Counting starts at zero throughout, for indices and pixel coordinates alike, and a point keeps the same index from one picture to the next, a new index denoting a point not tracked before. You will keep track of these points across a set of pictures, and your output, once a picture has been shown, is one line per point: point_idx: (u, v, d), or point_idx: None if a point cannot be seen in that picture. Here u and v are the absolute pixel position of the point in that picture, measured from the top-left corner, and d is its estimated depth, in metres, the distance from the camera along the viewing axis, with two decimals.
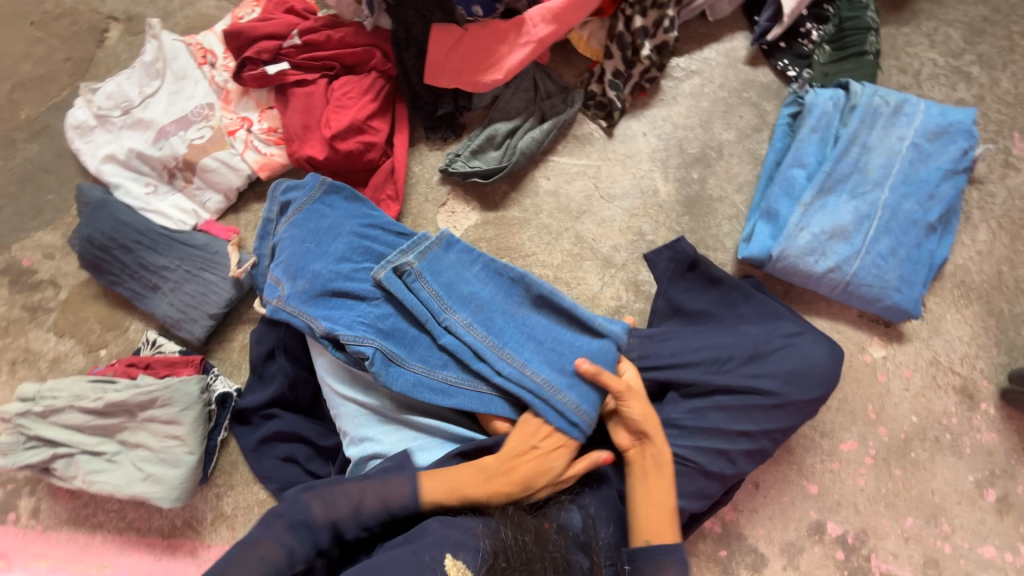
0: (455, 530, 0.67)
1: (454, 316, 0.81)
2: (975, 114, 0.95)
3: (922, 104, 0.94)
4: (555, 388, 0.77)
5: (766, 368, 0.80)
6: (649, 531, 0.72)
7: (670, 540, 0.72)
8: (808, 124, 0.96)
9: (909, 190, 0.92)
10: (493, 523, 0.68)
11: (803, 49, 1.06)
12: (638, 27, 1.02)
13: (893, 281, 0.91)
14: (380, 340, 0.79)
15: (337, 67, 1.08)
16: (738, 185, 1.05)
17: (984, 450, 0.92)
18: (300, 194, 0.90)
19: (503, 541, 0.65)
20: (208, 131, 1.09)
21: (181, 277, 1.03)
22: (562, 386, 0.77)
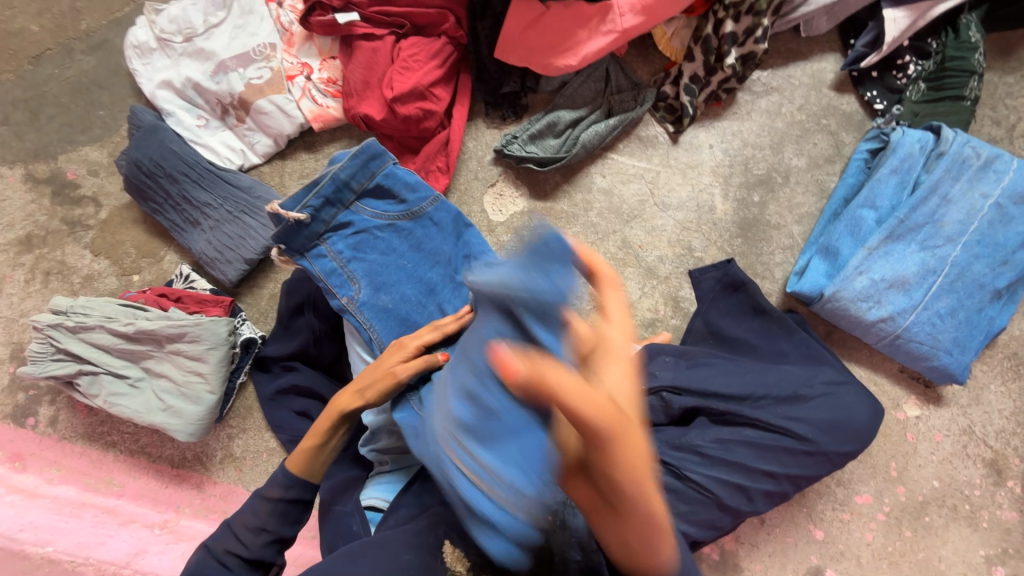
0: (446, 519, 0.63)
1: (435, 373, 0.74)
2: None
3: (1016, 163, 0.89)
4: (468, 446, 0.42)
5: (803, 410, 0.77)
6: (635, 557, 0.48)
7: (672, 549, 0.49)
8: (890, 164, 0.91)
9: (982, 250, 0.88)
10: None
11: (896, 83, 1.00)
12: (728, 33, 0.97)
13: (945, 342, 0.88)
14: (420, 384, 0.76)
15: (407, 26, 1.04)
16: (799, 216, 1.01)
17: (1001, 527, 0.90)
18: (409, 196, 0.86)
19: None
20: (267, 72, 1.06)
21: (222, 217, 1.02)
22: (468, 440, 0.42)
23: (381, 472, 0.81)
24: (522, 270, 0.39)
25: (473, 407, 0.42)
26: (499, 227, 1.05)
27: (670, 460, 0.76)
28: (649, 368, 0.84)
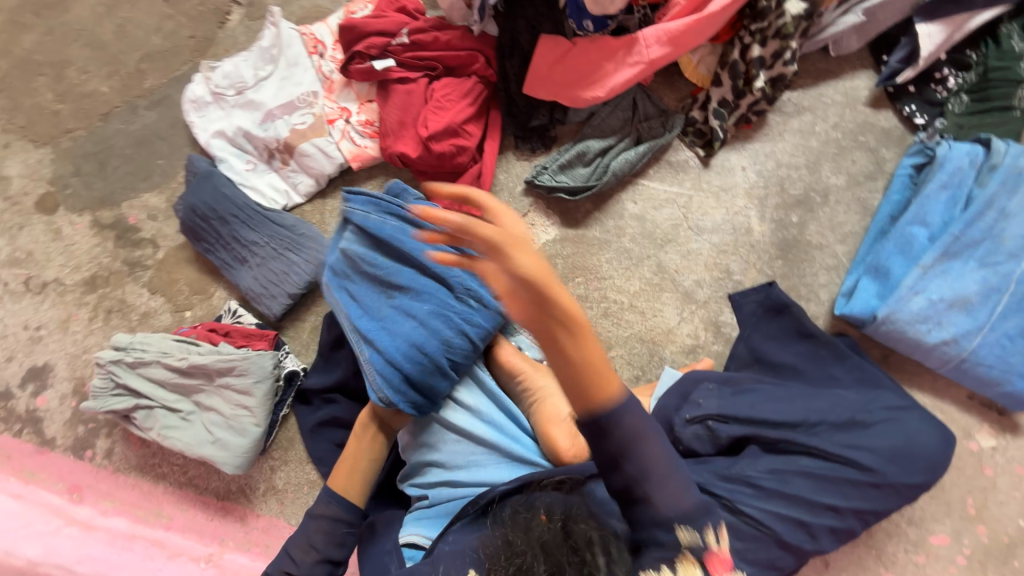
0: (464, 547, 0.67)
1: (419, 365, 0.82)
2: None
3: None
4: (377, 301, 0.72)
5: (866, 441, 0.72)
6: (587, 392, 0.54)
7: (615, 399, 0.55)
8: (938, 179, 0.88)
9: None
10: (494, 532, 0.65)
11: (935, 96, 0.98)
12: (755, 57, 0.97)
13: (1018, 365, 0.82)
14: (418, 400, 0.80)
15: (439, 68, 1.09)
16: (842, 235, 0.98)
17: None
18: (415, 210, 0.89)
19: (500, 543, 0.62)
20: (310, 118, 1.13)
21: (267, 254, 1.07)
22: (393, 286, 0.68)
23: (421, 506, 0.80)
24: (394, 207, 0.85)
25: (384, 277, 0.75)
26: None
27: (721, 492, 0.72)
28: (693, 396, 0.82)
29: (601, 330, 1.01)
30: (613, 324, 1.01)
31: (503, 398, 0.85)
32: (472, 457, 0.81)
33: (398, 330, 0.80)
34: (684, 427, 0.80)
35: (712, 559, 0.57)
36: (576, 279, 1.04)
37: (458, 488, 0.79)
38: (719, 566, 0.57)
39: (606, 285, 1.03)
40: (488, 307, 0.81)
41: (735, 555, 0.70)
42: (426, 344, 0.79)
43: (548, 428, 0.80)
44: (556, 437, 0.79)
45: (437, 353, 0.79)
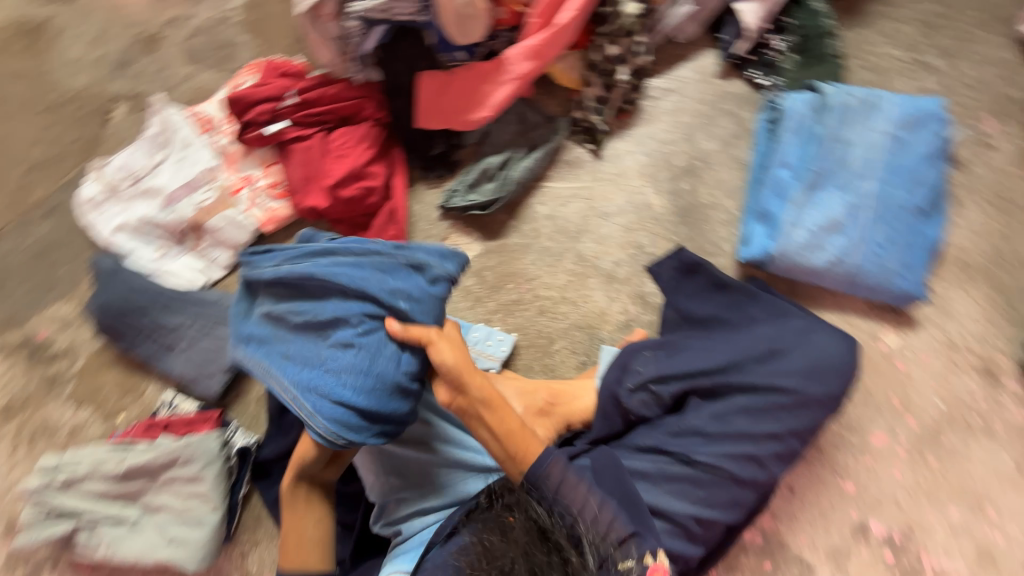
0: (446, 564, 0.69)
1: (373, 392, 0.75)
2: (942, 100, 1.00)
3: (892, 97, 0.98)
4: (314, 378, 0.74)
5: (785, 365, 0.79)
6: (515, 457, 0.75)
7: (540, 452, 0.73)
8: (787, 127, 1.00)
9: (897, 176, 0.95)
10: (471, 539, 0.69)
11: (769, 58, 1.11)
12: (613, 55, 1.09)
13: (894, 267, 0.93)
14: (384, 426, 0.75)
15: (333, 121, 1.14)
16: (729, 191, 1.08)
17: (1017, 428, 0.90)
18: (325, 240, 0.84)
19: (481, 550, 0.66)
20: (213, 193, 1.13)
21: (195, 335, 1.04)
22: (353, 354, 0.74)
23: (399, 543, 0.80)
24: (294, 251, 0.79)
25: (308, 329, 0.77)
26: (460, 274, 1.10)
27: (676, 449, 0.77)
28: (632, 365, 0.86)
29: (541, 328, 1.05)
30: (550, 319, 1.05)
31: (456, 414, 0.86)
32: (442, 481, 0.82)
33: (348, 372, 0.73)
34: (629, 395, 0.84)
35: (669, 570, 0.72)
36: (509, 287, 1.08)
37: (431, 513, 0.80)
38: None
39: (535, 285, 1.07)
40: (428, 295, 0.77)
41: (701, 504, 0.76)
42: (376, 364, 0.74)
43: None
44: None
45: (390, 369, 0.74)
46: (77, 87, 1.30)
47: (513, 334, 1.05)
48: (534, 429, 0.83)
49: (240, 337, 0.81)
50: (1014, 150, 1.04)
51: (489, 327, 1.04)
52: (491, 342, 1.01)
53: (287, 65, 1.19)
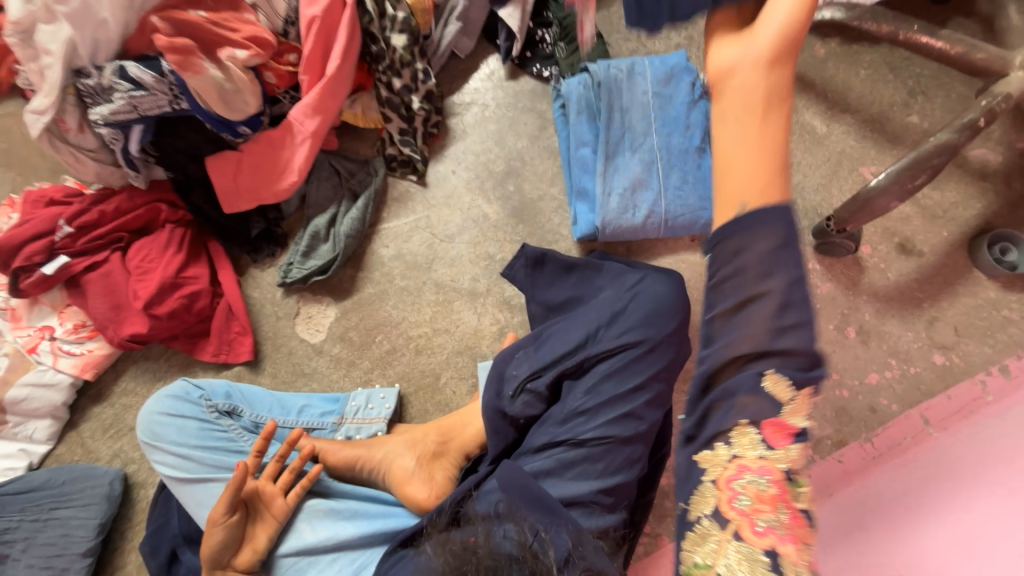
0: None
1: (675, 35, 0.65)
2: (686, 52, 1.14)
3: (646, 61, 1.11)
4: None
5: (629, 322, 0.86)
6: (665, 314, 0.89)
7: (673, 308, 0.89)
8: (574, 111, 1.09)
9: (672, 127, 1.08)
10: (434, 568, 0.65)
11: (546, 52, 1.21)
12: (400, 88, 1.09)
13: (696, 203, 1.04)
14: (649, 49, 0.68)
15: (126, 236, 1.02)
16: (550, 179, 1.16)
17: (829, 299, 1.07)
18: None
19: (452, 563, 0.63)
20: (2, 361, 0.96)
21: (30, 530, 0.88)
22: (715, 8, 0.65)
23: None
24: None
25: None
26: (325, 343, 1.04)
27: (566, 436, 0.80)
28: (508, 372, 0.88)
29: (423, 367, 1.03)
30: (430, 355, 1.04)
31: (356, 489, 0.86)
32: (356, 564, 0.79)
33: None
34: (512, 404, 0.86)
35: (774, 425, 0.43)
36: (377, 338, 1.05)
37: None
38: (783, 438, 0.43)
39: (406, 328, 1.06)
40: None
41: (605, 476, 0.79)
42: None
43: (404, 489, 0.81)
44: (415, 494, 0.81)
45: None
46: None
47: (398, 384, 1.02)
48: (433, 475, 0.83)
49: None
50: None
51: (370, 388, 0.99)
52: (374, 404, 0.95)
53: (51, 190, 1.04)
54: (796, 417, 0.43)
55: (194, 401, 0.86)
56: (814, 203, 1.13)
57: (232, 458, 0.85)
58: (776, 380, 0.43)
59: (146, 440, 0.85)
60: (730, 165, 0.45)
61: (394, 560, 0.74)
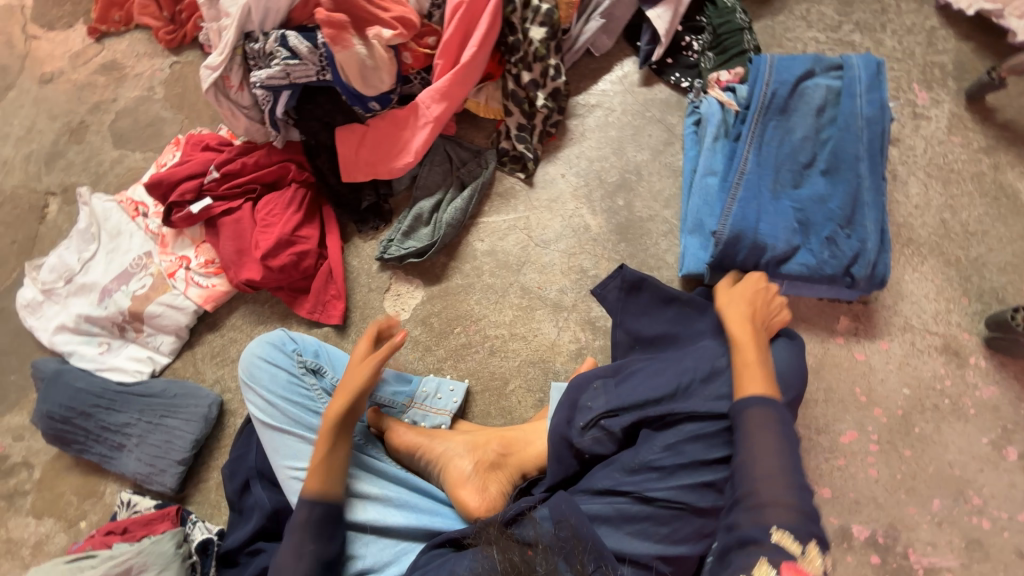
0: None
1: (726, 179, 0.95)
2: (881, 60, 0.93)
3: (820, 80, 0.93)
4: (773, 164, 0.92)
5: (728, 384, 0.78)
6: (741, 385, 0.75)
7: (760, 395, 0.72)
8: (710, 133, 0.98)
9: (829, 162, 0.90)
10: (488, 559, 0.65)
11: (689, 60, 1.10)
12: (528, 82, 1.06)
13: (840, 260, 0.87)
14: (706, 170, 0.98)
15: (258, 188, 1.12)
16: (665, 201, 1.06)
17: (989, 406, 0.87)
18: (861, 102, 0.90)
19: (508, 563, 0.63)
20: (148, 279, 1.11)
21: (143, 429, 1.03)
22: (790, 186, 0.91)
23: None
24: (882, 125, 0.90)
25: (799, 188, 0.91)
26: (407, 322, 1.07)
27: (631, 487, 0.74)
28: (581, 402, 0.84)
29: (493, 369, 1.02)
30: (502, 358, 1.02)
31: (409, 478, 0.86)
32: (397, 549, 0.81)
33: (787, 134, 0.93)
34: (581, 436, 0.81)
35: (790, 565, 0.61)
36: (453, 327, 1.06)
37: None
38: None
39: (482, 324, 1.05)
40: (840, 220, 0.88)
41: (667, 543, 0.72)
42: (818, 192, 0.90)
43: (456, 492, 0.80)
44: (466, 499, 0.80)
45: (811, 200, 0.90)
46: (9, 188, 1.32)
47: (466, 380, 1.02)
48: (487, 486, 0.81)
49: (765, 110, 0.93)
50: (948, 116, 1.01)
51: (440, 377, 1.00)
52: (442, 395, 0.97)
53: (209, 137, 1.17)
54: (807, 565, 0.62)
55: (287, 353, 0.93)
56: (994, 284, 0.92)
57: (307, 415, 0.90)
58: (781, 534, 0.63)
59: (242, 378, 0.92)
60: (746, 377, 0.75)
61: (432, 557, 0.75)
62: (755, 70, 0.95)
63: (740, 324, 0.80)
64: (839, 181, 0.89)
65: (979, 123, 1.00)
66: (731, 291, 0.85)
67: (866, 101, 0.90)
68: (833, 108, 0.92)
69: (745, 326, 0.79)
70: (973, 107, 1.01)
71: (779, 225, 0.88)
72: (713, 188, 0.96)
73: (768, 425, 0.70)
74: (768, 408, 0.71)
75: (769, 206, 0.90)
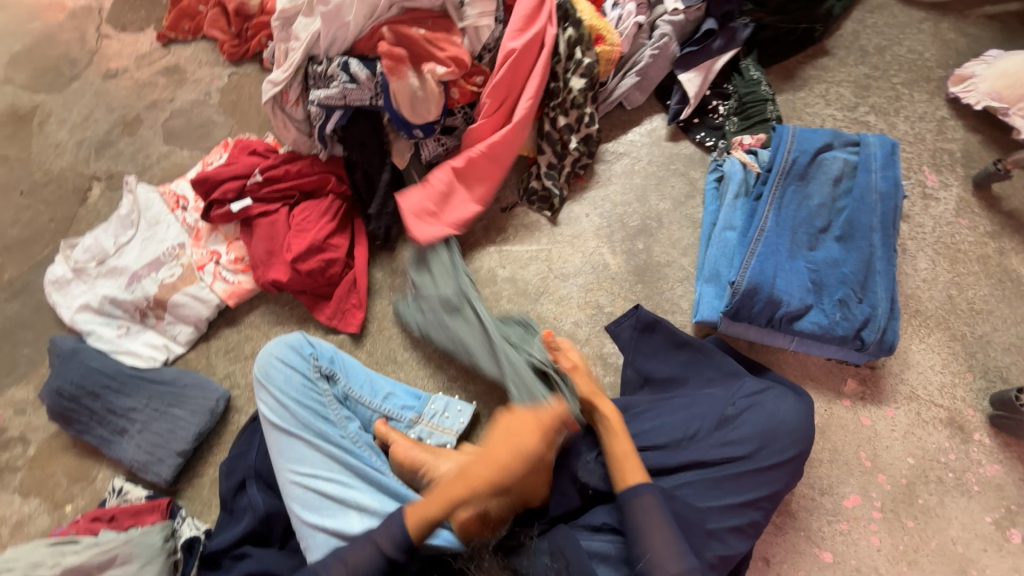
0: None
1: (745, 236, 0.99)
2: (896, 141, 1.00)
3: (838, 154, 1.00)
4: (791, 227, 0.97)
5: (737, 433, 0.79)
6: (618, 474, 0.76)
7: (637, 482, 0.74)
8: (731, 190, 1.04)
9: (844, 229, 0.96)
10: None
11: (715, 122, 1.17)
12: (563, 126, 1.14)
13: (851, 324, 0.90)
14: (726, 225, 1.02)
15: (297, 195, 1.17)
16: (683, 249, 1.11)
17: (993, 485, 0.87)
18: (877, 177, 0.96)
19: None
20: (178, 269, 1.15)
21: (149, 415, 1.03)
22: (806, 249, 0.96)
23: None
24: (896, 200, 0.95)
25: (814, 251, 0.95)
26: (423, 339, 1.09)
27: None
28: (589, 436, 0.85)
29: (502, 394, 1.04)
30: None
31: (410, 496, 0.86)
32: None
33: (805, 200, 0.98)
34: (586, 468, 0.83)
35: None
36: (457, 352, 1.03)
37: None
38: None
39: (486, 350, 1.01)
40: (854, 285, 0.91)
41: None
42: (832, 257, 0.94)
43: None
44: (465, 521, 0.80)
45: (825, 264, 0.94)
46: (57, 169, 1.39)
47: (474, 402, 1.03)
48: None
49: (785, 176, 0.99)
50: (955, 199, 1.07)
51: (449, 397, 1.02)
52: (449, 415, 0.98)
53: (257, 144, 1.24)
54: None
55: (304, 356, 0.94)
56: (999, 362, 0.95)
57: (317, 420, 0.90)
58: None
59: (257, 377, 0.93)
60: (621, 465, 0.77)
61: None
62: (778, 138, 1.02)
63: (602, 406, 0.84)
64: (852, 249, 0.94)
65: (985, 209, 1.06)
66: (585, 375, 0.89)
67: (881, 176, 0.96)
68: (849, 180, 0.98)
69: (606, 410, 0.84)
70: (979, 193, 1.07)
71: (793, 284, 0.92)
72: (731, 242, 1.01)
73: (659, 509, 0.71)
74: (647, 495, 0.72)
75: (784, 265, 0.94)
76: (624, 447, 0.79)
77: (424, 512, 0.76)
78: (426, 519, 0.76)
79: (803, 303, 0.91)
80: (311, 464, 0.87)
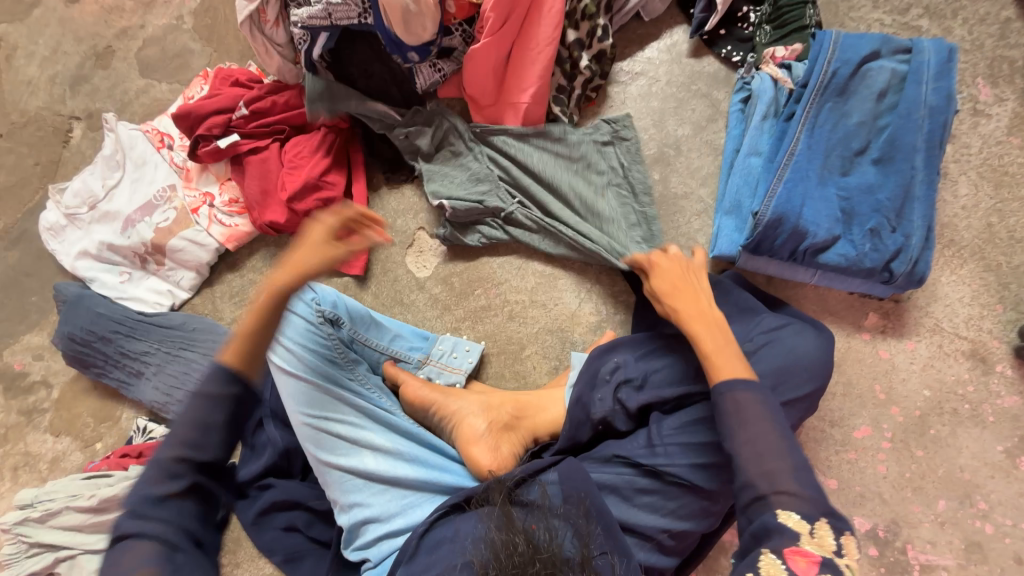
0: (459, 544, 0.69)
1: (771, 163, 0.91)
2: (954, 45, 0.88)
3: (884, 65, 0.89)
4: (824, 153, 0.88)
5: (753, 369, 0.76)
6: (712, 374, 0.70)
7: (734, 378, 0.68)
8: (760, 111, 0.94)
9: (883, 151, 0.87)
10: (486, 537, 0.65)
11: (744, 33, 1.04)
12: (573, 41, 1.02)
13: (881, 255, 0.84)
14: (752, 152, 0.94)
15: (287, 130, 1.10)
16: (702, 179, 1.03)
17: (1009, 415, 0.86)
18: (925, 90, 0.86)
19: (492, 548, 0.63)
20: (171, 213, 1.11)
21: (162, 359, 1.04)
22: (840, 175, 0.88)
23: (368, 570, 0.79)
24: (948, 113, 0.85)
25: (848, 179, 0.88)
26: (430, 281, 1.07)
27: (645, 461, 0.75)
28: (601, 373, 0.84)
29: (511, 333, 1.03)
30: (521, 324, 1.03)
31: (419, 434, 0.87)
32: (407, 501, 0.82)
33: (839, 121, 0.89)
34: (597, 402, 0.82)
35: (796, 552, 0.56)
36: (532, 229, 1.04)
37: (398, 537, 0.79)
38: (807, 565, 0.56)
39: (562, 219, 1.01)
40: (886, 212, 0.85)
41: (671, 517, 0.73)
42: (868, 184, 0.87)
43: (468, 448, 0.82)
44: (477, 456, 0.81)
45: (859, 192, 0.87)
46: (34, 108, 1.30)
47: (483, 341, 1.03)
48: (499, 445, 0.82)
49: (821, 91, 0.89)
50: (1009, 115, 0.96)
51: (457, 337, 1.02)
52: (458, 354, 0.99)
53: (238, 73, 1.14)
54: (814, 547, 0.57)
55: (305, 302, 0.90)
56: None
57: (322, 364, 0.87)
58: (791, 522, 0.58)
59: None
60: (730, 367, 0.69)
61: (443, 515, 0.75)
62: (818, 47, 0.90)
63: (699, 307, 0.77)
64: (890, 174, 0.86)
65: None
66: (674, 278, 0.81)
67: (933, 85, 0.86)
68: (894, 93, 0.88)
69: (695, 310, 0.77)
70: None
71: (821, 214, 0.86)
72: (754, 168, 0.93)
73: (767, 440, 0.63)
74: (751, 395, 0.66)
75: (812, 194, 0.87)
76: (720, 349, 0.72)
77: (249, 372, 0.71)
78: (208, 414, 0.69)
79: (831, 234, 0.85)
80: (321, 406, 0.85)
